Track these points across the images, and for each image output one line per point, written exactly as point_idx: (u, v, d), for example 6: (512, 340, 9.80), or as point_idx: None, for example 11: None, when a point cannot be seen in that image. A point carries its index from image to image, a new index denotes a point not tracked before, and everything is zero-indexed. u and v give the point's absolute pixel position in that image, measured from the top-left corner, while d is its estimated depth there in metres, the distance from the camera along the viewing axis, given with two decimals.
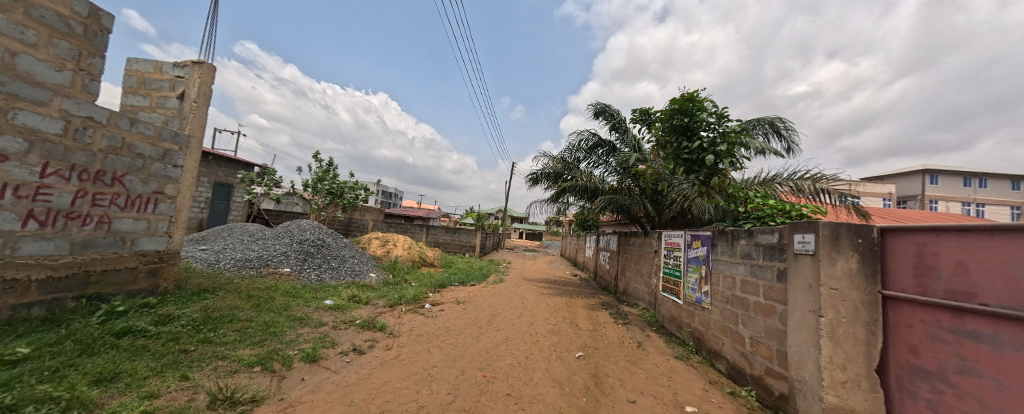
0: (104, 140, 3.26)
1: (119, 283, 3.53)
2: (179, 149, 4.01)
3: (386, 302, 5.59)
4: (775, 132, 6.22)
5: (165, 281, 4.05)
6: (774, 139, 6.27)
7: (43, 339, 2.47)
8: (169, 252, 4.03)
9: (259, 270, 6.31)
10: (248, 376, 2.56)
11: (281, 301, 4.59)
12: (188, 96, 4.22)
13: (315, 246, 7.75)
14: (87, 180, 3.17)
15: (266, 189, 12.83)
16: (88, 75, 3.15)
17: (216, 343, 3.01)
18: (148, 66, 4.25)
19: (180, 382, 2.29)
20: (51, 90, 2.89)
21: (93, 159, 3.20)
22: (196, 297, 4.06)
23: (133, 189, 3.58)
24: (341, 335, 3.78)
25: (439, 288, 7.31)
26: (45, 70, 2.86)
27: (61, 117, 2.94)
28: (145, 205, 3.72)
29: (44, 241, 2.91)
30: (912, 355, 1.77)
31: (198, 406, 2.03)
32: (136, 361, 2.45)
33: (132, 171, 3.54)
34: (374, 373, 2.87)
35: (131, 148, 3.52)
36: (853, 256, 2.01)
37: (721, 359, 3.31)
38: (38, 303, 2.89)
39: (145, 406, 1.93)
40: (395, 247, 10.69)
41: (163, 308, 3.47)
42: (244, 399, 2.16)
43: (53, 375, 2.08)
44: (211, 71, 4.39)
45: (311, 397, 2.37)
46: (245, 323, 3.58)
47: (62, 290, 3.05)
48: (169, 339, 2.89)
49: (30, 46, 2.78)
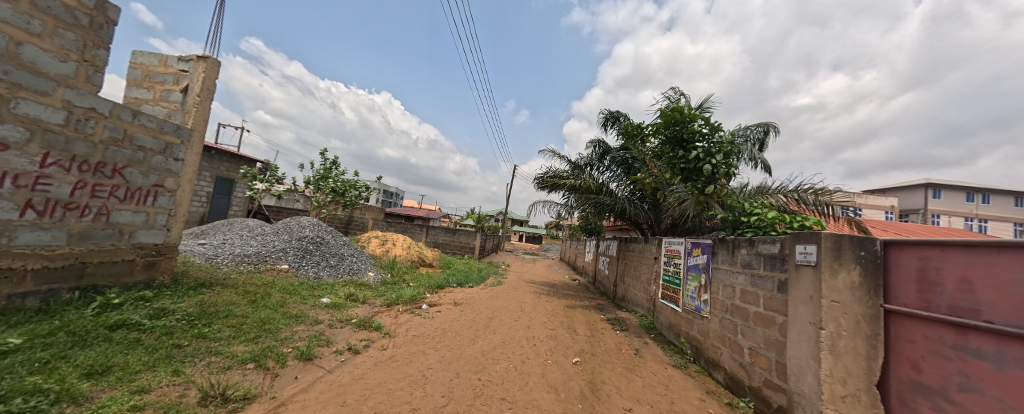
0: (107, 132, 3.27)
1: (115, 275, 3.53)
2: (180, 143, 4.01)
3: (383, 302, 5.55)
4: (761, 136, 6.31)
5: (163, 274, 4.03)
6: (756, 139, 6.33)
7: (36, 330, 2.45)
8: (167, 245, 4.03)
9: (257, 266, 6.32)
10: (241, 373, 2.53)
11: (278, 298, 4.56)
12: (191, 90, 4.22)
13: (314, 244, 7.71)
14: (88, 171, 3.17)
15: (268, 186, 12.85)
16: (92, 66, 3.16)
17: (211, 338, 2.99)
18: (153, 59, 4.27)
19: (171, 377, 2.27)
20: (54, 81, 2.89)
21: (95, 150, 3.20)
22: (192, 291, 4.05)
23: (133, 181, 3.58)
24: (336, 334, 3.75)
25: (437, 289, 7.28)
26: (49, 60, 2.87)
27: (63, 108, 2.95)
28: (144, 198, 3.72)
29: (42, 230, 2.90)
30: (914, 372, 1.73)
31: (189, 403, 2.01)
32: (128, 354, 2.43)
33: (132, 163, 3.53)
34: (368, 373, 2.85)
35: (133, 140, 3.51)
36: (855, 268, 1.98)
37: (719, 369, 3.28)
38: (32, 293, 2.88)
39: (136, 401, 1.91)
40: (394, 247, 10.70)
41: (159, 301, 3.45)
42: (235, 397, 2.14)
43: (43, 367, 2.06)
44: (216, 65, 4.40)
45: (303, 396, 2.35)
46: (241, 319, 3.55)
47: (58, 280, 3.05)
48: (163, 334, 2.88)
49: (34, 36, 2.78)
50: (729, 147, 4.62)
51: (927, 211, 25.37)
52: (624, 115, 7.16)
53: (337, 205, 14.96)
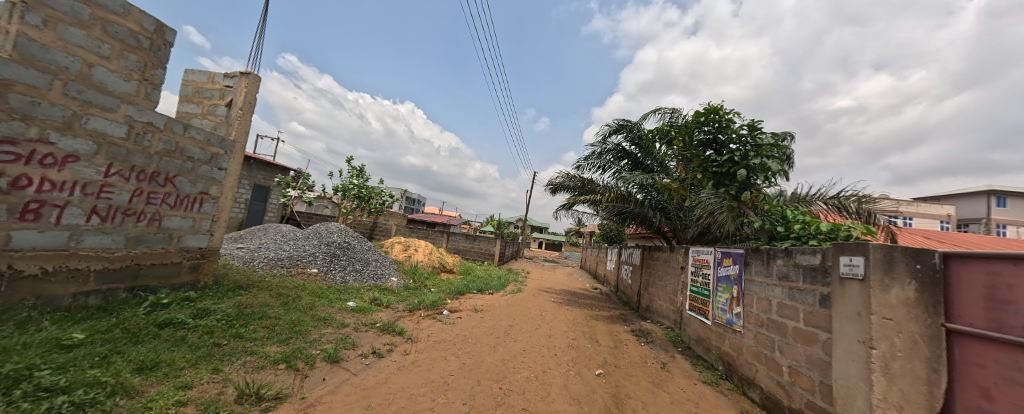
0: (161, 144, 3.56)
1: (165, 276, 3.80)
2: (224, 154, 4.31)
3: (406, 306, 5.65)
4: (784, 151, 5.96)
5: (206, 276, 4.30)
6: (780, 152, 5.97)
7: (97, 326, 2.67)
8: (210, 249, 4.30)
9: (289, 269, 6.62)
10: (274, 373, 2.64)
11: (308, 300, 4.75)
12: (235, 104, 4.53)
13: (341, 249, 8.00)
14: (144, 180, 3.46)
15: (300, 193, 13.53)
16: (151, 85, 3.46)
17: (247, 338, 3.14)
18: (203, 77, 4.62)
19: (212, 374, 2.40)
20: (119, 98, 3.18)
21: (151, 161, 3.49)
22: (232, 293, 4.30)
23: (183, 189, 3.86)
24: (361, 338, 3.84)
25: (457, 295, 7.33)
26: (116, 80, 3.16)
27: (126, 123, 3.24)
28: (192, 204, 4.01)
29: (104, 234, 3.17)
30: (985, 401, 1.52)
31: (226, 400, 2.11)
32: (174, 351, 2.59)
33: (182, 173, 3.82)
34: (391, 378, 2.89)
35: (184, 152, 3.81)
36: (911, 284, 1.82)
37: (755, 388, 3.08)
38: (95, 292, 3.14)
39: (180, 396, 2.03)
40: (416, 253, 10.91)
41: (202, 302, 3.69)
42: (268, 395, 2.23)
43: (102, 361, 2.24)
44: (256, 81, 4.70)
45: (331, 397, 2.42)
46: (274, 320, 3.72)
47: (116, 281, 3.32)
48: (205, 333, 3.05)
49: (103, 58, 3.08)
50: (768, 150, 4.38)
51: (989, 220, 23.04)
52: (637, 124, 7.16)
53: (363, 211, 15.47)
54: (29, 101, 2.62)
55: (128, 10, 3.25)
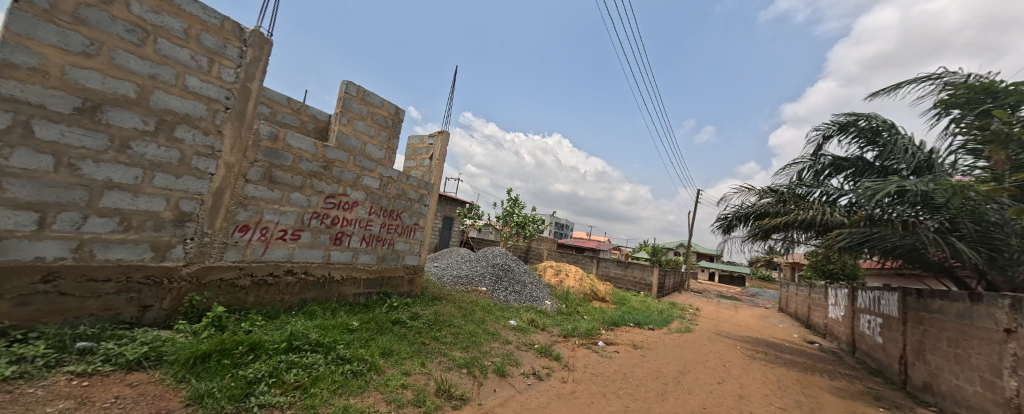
0: (395, 190, 5.03)
1: (395, 285, 5.22)
2: (427, 193, 5.71)
3: (561, 331, 5.74)
4: None
5: (416, 287, 5.67)
6: None
7: (362, 318, 3.88)
8: (419, 266, 5.66)
9: (467, 286, 7.92)
10: (459, 375, 3.13)
11: (480, 315, 5.52)
12: (434, 156, 5.97)
13: (504, 271, 9.01)
14: (386, 216, 4.95)
15: (473, 221, 16.32)
16: (391, 150, 4.98)
17: (441, 341, 3.89)
18: (416, 139, 6.35)
19: (421, 367, 3.06)
20: (377, 162, 4.72)
21: (390, 202, 4.97)
22: (431, 302, 5.48)
23: (405, 221, 5.30)
24: (523, 357, 4.11)
25: (612, 326, 6.91)
26: (375, 150, 4.71)
27: (379, 178, 4.75)
28: (410, 232, 5.43)
29: (367, 254, 4.68)
30: None
31: (429, 391, 2.62)
32: (400, 344, 3.46)
33: (405, 210, 5.26)
34: (551, 403, 2.92)
35: (406, 195, 5.26)
36: None
37: None
38: (361, 294, 4.63)
39: (404, 381, 2.66)
40: (568, 277, 11.08)
41: (414, 307, 4.85)
42: (456, 395, 2.64)
43: (364, 343, 3.21)
44: (447, 136, 6.08)
45: (501, 409, 2.64)
46: (457, 329, 4.47)
47: (371, 287, 4.79)
48: (417, 332, 3.96)
49: (371, 137, 4.66)
50: None
51: None
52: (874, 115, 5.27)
53: (520, 237, 17.14)
54: (341, 170, 4.18)
55: (382, 103, 4.84)
